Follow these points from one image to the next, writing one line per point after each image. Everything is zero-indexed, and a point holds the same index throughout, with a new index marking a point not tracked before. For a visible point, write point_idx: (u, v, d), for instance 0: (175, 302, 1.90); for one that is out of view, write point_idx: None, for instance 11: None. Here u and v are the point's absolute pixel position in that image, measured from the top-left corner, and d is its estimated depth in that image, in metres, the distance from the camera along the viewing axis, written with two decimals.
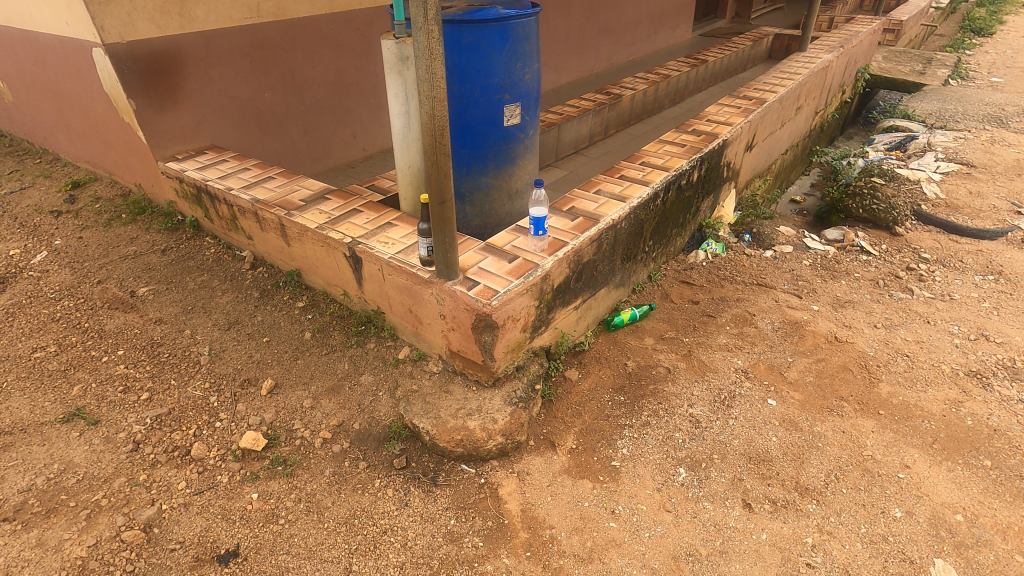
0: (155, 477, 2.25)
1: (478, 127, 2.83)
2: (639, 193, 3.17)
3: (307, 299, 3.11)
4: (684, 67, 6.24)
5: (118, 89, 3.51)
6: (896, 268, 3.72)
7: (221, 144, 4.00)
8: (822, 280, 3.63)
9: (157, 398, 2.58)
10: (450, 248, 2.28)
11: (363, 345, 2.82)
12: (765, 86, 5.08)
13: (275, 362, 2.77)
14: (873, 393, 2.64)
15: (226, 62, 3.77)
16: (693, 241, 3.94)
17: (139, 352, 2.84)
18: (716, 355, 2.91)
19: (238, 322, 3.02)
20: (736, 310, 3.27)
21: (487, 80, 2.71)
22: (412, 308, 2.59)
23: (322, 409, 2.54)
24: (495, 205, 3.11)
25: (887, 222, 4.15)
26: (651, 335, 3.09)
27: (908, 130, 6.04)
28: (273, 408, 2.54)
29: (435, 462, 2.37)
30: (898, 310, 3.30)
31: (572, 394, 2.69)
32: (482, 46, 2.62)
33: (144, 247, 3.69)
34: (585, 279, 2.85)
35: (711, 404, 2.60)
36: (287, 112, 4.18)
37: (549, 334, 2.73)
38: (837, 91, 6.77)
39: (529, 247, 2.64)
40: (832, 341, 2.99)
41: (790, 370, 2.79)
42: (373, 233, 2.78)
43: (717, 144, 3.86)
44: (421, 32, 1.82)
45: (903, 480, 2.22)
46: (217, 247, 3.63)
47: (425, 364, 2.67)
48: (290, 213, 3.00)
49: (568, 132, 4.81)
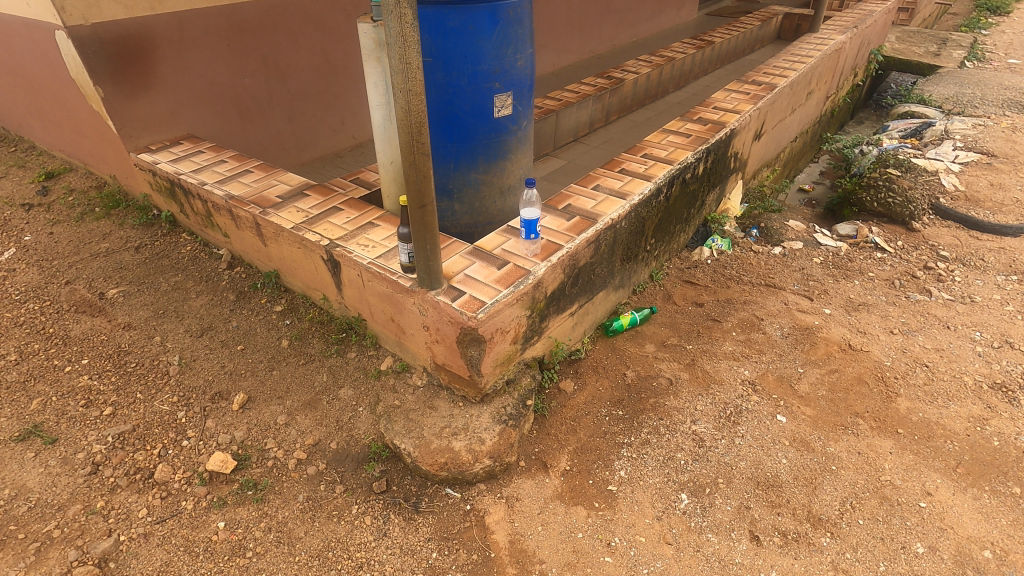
0: (113, 504, 2.07)
1: (465, 118, 2.59)
2: (641, 188, 2.95)
3: (285, 303, 2.92)
4: (689, 48, 5.96)
5: (84, 75, 3.28)
6: (912, 267, 3.51)
7: (199, 133, 3.77)
8: (834, 280, 3.42)
9: (122, 413, 2.41)
10: (432, 255, 2.08)
11: (344, 354, 2.63)
12: (776, 70, 4.81)
13: (249, 373, 2.59)
14: (891, 409, 2.44)
15: (202, 45, 3.54)
16: (697, 237, 3.74)
17: (105, 362, 2.65)
18: (721, 364, 2.72)
19: (211, 328, 2.83)
20: (743, 314, 3.07)
21: (476, 67, 2.47)
22: (394, 316, 2.40)
23: (298, 426, 2.36)
24: (486, 202, 2.88)
25: (903, 217, 3.91)
26: (652, 342, 2.91)
27: (924, 116, 5.75)
28: (245, 424, 2.37)
29: (418, 485, 2.20)
30: (915, 313, 3.11)
31: (567, 408, 2.52)
32: (469, 30, 2.38)
33: (117, 244, 3.49)
34: (582, 284, 2.65)
35: (715, 421, 2.43)
36: (269, 99, 3.94)
37: (543, 344, 2.55)
38: (848, 74, 6.48)
39: (520, 251, 2.42)
40: (846, 349, 2.79)
41: (801, 382, 2.60)
42: (352, 234, 2.57)
43: (725, 133, 3.63)
44: (392, 16, 1.59)
45: (924, 510, 2.04)
46: (193, 245, 3.44)
47: (408, 377, 2.49)
48: (265, 211, 2.80)
49: (567, 119, 4.57)
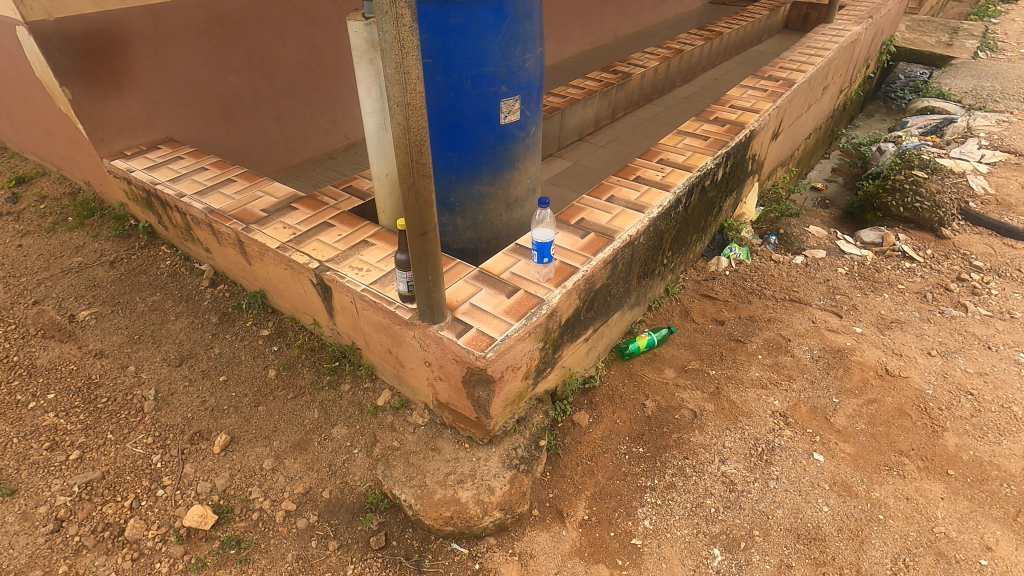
0: (78, 569, 1.84)
1: (469, 125, 2.33)
2: (659, 199, 2.70)
3: (273, 326, 2.69)
4: (697, 40, 5.68)
5: (50, 75, 2.99)
6: (945, 279, 3.29)
7: (178, 136, 3.50)
8: (861, 293, 3.20)
9: (90, 458, 2.16)
10: (434, 286, 1.84)
11: (337, 386, 2.40)
12: (792, 64, 4.55)
13: (232, 409, 2.35)
14: (938, 446, 2.23)
15: (179, 40, 3.26)
16: (714, 245, 3.52)
17: (73, 397, 2.40)
18: (748, 394, 2.50)
19: (191, 356, 2.59)
20: (768, 334, 2.85)
21: (480, 69, 2.21)
22: (392, 349, 2.16)
23: (286, 472, 2.13)
24: (491, 216, 2.63)
25: (932, 223, 3.68)
26: (671, 366, 2.69)
27: (944, 112, 5.49)
28: (228, 470, 2.13)
29: (420, 539, 1.98)
30: (952, 332, 2.89)
31: (583, 445, 2.30)
32: (473, 28, 2.12)
33: (91, 258, 3.22)
34: (597, 308, 2.42)
35: (746, 460, 2.22)
36: (254, 98, 3.68)
37: (556, 376, 2.32)
38: (861, 67, 6.22)
39: (530, 275, 2.18)
40: (883, 375, 2.57)
41: (837, 414, 2.38)
42: (344, 255, 2.33)
43: (745, 135, 3.38)
44: (387, 17, 1.34)
45: (986, 569, 1.84)
46: (173, 259, 3.18)
47: (408, 414, 2.26)
48: (248, 228, 2.54)
49: (573, 117, 4.31)
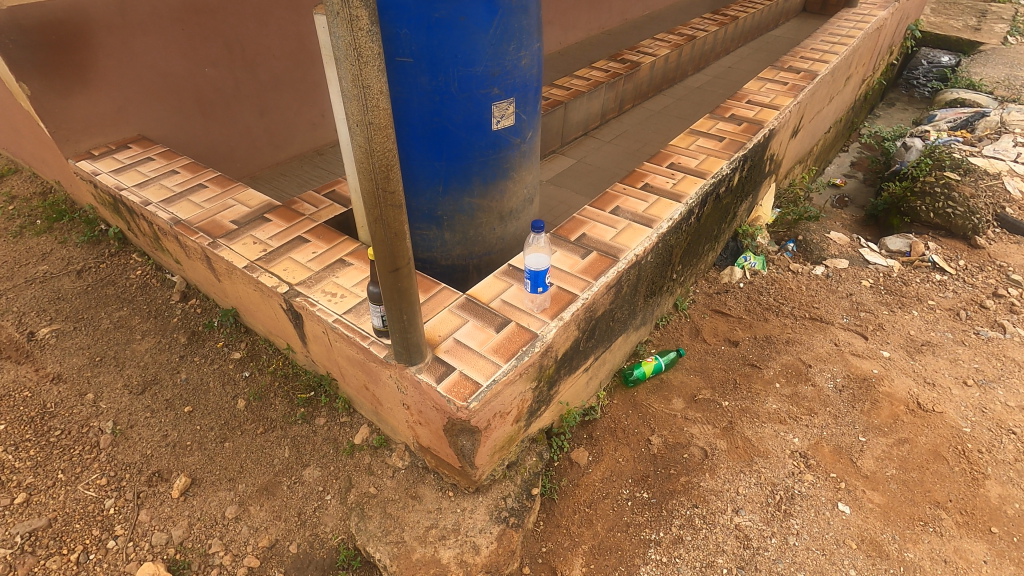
0: None
1: (457, 133, 2.07)
2: (670, 211, 2.44)
3: (245, 348, 2.48)
4: (710, 25, 5.35)
5: (6, 69, 2.74)
6: (979, 294, 3.03)
7: (152, 134, 3.24)
8: (888, 310, 2.94)
9: (36, 501, 1.95)
10: (410, 326, 1.60)
11: (311, 420, 2.19)
12: (814, 53, 4.22)
13: (196, 446, 2.14)
14: (979, 498, 2.02)
15: (150, 30, 2.99)
16: (727, 253, 3.26)
17: (24, 427, 2.19)
18: (765, 430, 2.27)
19: (156, 382, 2.37)
20: (787, 358, 2.61)
21: (468, 69, 1.95)
22: (368, 385, 1.94)
23: (250, 521, 1.92)
24: (482, 229, 2.38)
25: (965, 231, 3.41)
26: (679, 395, 2.46)
27: (975, 105, 5.16)
28: (187, 519, 1.92)
29: None
30: (990, 356, 2.64)
31: (581, 489, 2.09)
32: (460, 22, 1.85)
33: (57, 267, 3.00)
34: (599, 335, 2.18)
35: (763, 511, 1.99)
36: (235, 91, 3.42)
37: (552, 413, 2.09)
38: (885, 54, 5.86)
39: (523, 304, 1.94)
40: (915, 409, 2.34)
41: (864, 457, 2.15)
42: (318, 277, 2.09)
43: (763, 135, 3.10)
44: (338, 21, 1.09)
45: None
46: (145, 269, 2.96)
47: (386, 455, 2.05)
48: (215, 242, 2.30)
49: (577, 111, 4.02)
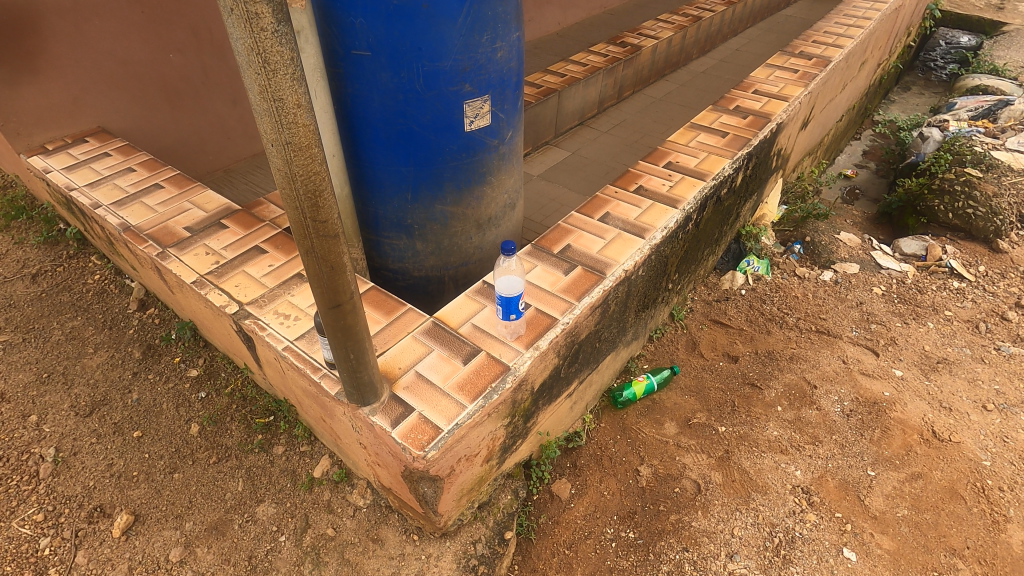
0: None
1: (425, 135, 1.85)
2: (664, 219, 2.22)
3: (203, 366, 2.30)
4: (717, 4, 5.03)
5: None
6: (1000, 304, 2.81)
7: (112, 126, 3.00)
8: (902, 322, 2.73)
9: None
10: (360, 365, 1.40)
11: (269, 449, 2.02)
12: (828, 36, 3.93)
13: (143, 477, 1.96)
14: (1000, 545, 1.84)
15: (105, 13, 2.73)
16: (729, 257, 3.03)
17: None
18: (764, 462, 2.08)
19: (105, 403, 2.19)
20: (791, 377, 2.41)
21: (435, 64, 1.71)
22: (325, 419, 1.75)
23: (196, 565, 1.75)
24: (457, 239, 2.16)
25: (986, 233, 3.20)
26: (672, 418, 2.26)
27: (997, 92, 4.86)
28: (128, 562, 1.76)
29: None
30: (1012, 376, 2.44)
31: (560, 528, 1.91)
32: (423, 11, 1.61)
33: (10, 270, 2.79)
34: (582, 359, 1.98)
35: (760, 557, 1.80)
36: (204, 79, 3.16)
37: (530, 445, 1.90)
38: (902, 36, 5.53)
39: (495, 330, 1.74)
40: (929, 439, 2.15)
41: (873, 494, 1.97)
42: (272, 295, 1.89)
43: (770, 130, 2.85)
44: (235, 19, 0.87)
45: None
46: (103, 273, 2.77)
47: (347, 491, 1.87)
48: (163, 253, 2.10)
49: (571, 99, 3.75)
